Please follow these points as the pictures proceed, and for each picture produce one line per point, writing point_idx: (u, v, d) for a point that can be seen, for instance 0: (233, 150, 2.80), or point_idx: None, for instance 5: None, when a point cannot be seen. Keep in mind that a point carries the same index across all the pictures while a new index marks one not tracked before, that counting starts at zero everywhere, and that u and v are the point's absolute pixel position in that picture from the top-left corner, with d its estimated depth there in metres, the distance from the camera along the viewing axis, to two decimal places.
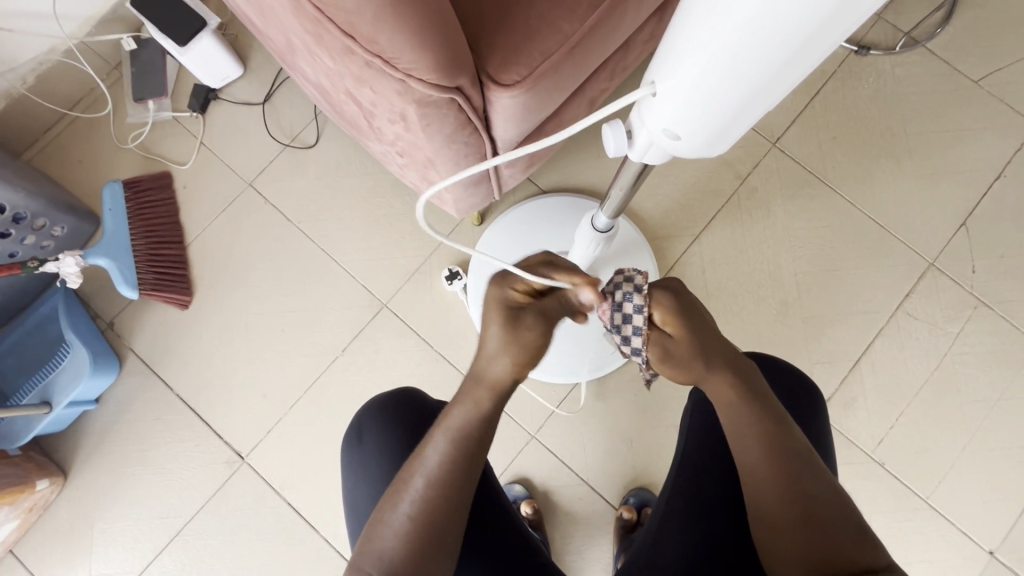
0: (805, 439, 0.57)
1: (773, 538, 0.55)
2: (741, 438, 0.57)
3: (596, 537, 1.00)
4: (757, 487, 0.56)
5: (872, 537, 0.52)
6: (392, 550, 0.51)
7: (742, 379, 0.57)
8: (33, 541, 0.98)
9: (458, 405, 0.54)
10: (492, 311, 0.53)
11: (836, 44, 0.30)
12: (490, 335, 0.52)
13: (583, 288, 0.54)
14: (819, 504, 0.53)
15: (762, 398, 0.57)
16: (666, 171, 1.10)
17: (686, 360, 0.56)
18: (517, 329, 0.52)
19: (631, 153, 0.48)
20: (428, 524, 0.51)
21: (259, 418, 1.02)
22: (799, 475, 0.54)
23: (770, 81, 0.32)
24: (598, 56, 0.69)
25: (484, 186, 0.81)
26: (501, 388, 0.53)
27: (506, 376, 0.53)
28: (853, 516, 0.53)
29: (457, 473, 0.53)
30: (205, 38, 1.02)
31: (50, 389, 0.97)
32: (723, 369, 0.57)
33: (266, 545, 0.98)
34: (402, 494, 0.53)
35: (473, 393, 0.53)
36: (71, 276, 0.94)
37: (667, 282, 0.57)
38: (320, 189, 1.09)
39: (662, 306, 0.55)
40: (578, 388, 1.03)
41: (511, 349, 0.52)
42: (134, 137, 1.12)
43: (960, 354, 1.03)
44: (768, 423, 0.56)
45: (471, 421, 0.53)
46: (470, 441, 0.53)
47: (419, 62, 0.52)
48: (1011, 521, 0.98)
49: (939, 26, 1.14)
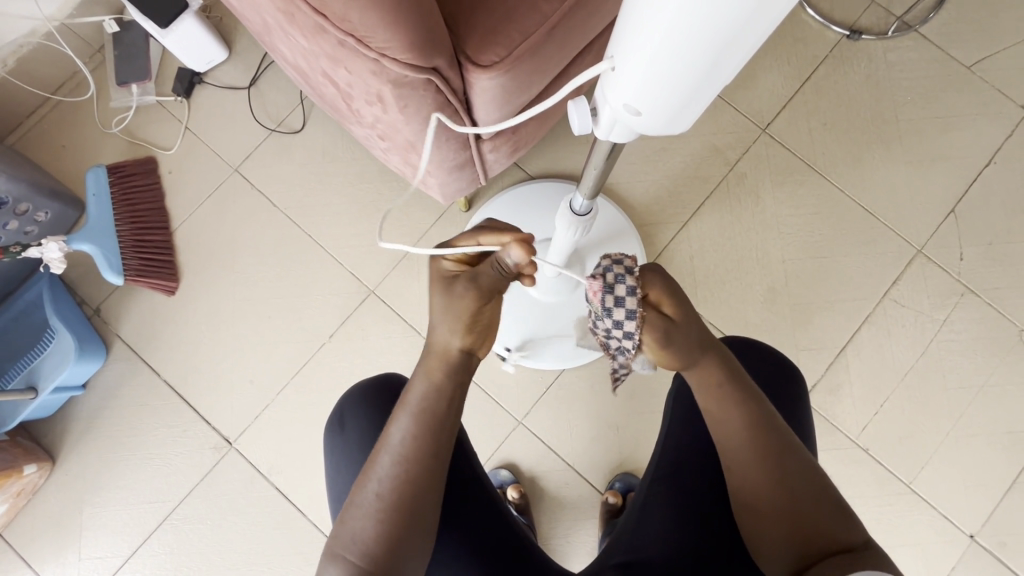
0: (781, 418, 0.57)
1: (758, 522, 0.55)
2: (724, 420, 0.56)
3: (582, 522, 1.00)
4: (739, 472, 0.56)
5: (849, 510, 0.53)
6: (365, 531, 0.51)
7: (724, 363, 0.56)
8: (22, 525, 0.99)
9: (418, 382, 0.54)
10: (434, 283, 0.55)
11: (780, 20, 0.30)
12: (432, 304, 0.53)
13: (508, 247, 0.51)
14: (797, 484, 0.53)
15: (741, 380, 0.56)
16: (655, 157, 1.09)
17: (683, 339, 0.53)
18: (452, 293, 0.52)
19: (598, 131, 0.48)
20: (393, 500, 0.51)
21: (246, 404, 1.02)
22: (776, 457, 0.54)
23: (723, 54, 0.32)
24: (580, 36, 0.68)
25: (469, 171, 0.80)
26: (453, 359, 0.53)
27: (455, 346, 0.52)
28: (832, 492, 0.53)
29: (417, 447, 0.52)
30: (188, 20, 1.00)
31: (36, 374, 0.97)
32: (711, 351, 0.55)
33: (254, 529, 0.98)
34: (370, 473, 0.53)
35: (426, 367, 0.54)
36: (55, 261, 0.93)
37: (654, 264, 0.54)
38: (306, 175, 1.09)
39: (656, 285, 0.52)
40: (566, 374, 1.04)
41: (450, 314, 0.52)
42: (117, 122, 1.11)
43: (946, 341, 1.04)
44: (745, 407, 0.55)
45: (430, 393, 0.53)
46: (430, 415, 0.53)
47: (393, 41, 0.52)
48: (993, 506, 0.99)
49: (932, 10, 1.13)
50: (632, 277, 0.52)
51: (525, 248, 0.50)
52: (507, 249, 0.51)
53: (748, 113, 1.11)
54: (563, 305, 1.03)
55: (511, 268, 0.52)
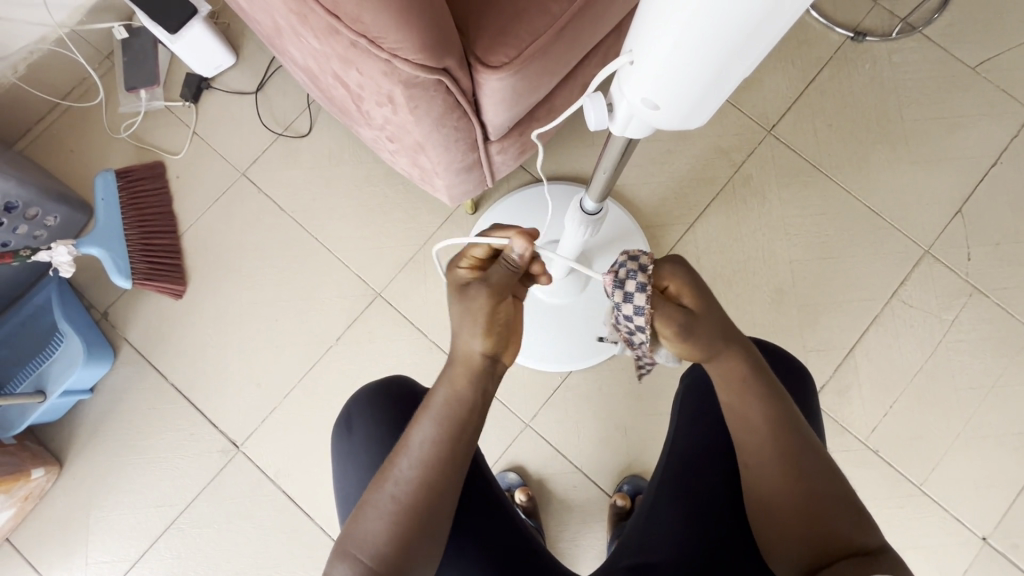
0: (802, 419, 0.56)
1: (773, 524, 0.55)
2: (742, 416, 0.55)
3: (591, 524, 1.00)
4: (756, 469, 0.56)
5: (867, 513, 0.52)
6: (378, 532, 0.51)
7: (749, 356, 0.55)
8: (29, 529, 0.99)
9: (441, 386, 0.53)
10: (452, 291, 0.55)
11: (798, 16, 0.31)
12: (451, 313, 0.54)
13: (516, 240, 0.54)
14: (816, 483, 0.53)
15: (767, 378, 0.56)
16: (661, 159, 1.10)
17: (706, 331, 0.52)
18: (467, 297, 0.53)
19: (612, 126, 0.48)
20: (411, 504, 0.52)
21: (253, 407, 1.02)
22: (795, 455, 0.54)
23: (743, 48, 0.32)
24: (588, 38, 0.68)
25: (477, 173, 0.80)
26: (476, 364, 0.52)
27: (477, 351, 0.52)
28: (849, 492, 0.53)
29: (439, 456, 0.52)
30: (196, 26, 1.01)
31: (44, 378, 0.98)
32: (734, 345, 0.54)
33: (261, 532, 0.98)
34: (387, 475, 0.53)
35: (451, 375, 0.53)
36: (64, 265, 0.94)
37: (673, 257, 0.54)
38: (313, 179, 1.09)
39: (680, 277, 0.52)
40: (573, 376, 1.03)
41: (471, 319, 0.52)
42: (126, 127, 1.11)
43: (955, 341, 1.03)
44: (770, 402, 0.55)
45: (452, 400, 0.53)
46: (452, 422, 0.53)
47: (405, 41, 0.52)
48: (1006, 508, 0.98)
49: (936, 12, 1.13)
50: (641, 272, 0.52)
51: (530, 237, 0.54)
52: (512, 244, 0.55)
53: (753, 115, 1.11)
54: (570, 308, 1.03)
55: (519, 262, 0.55)
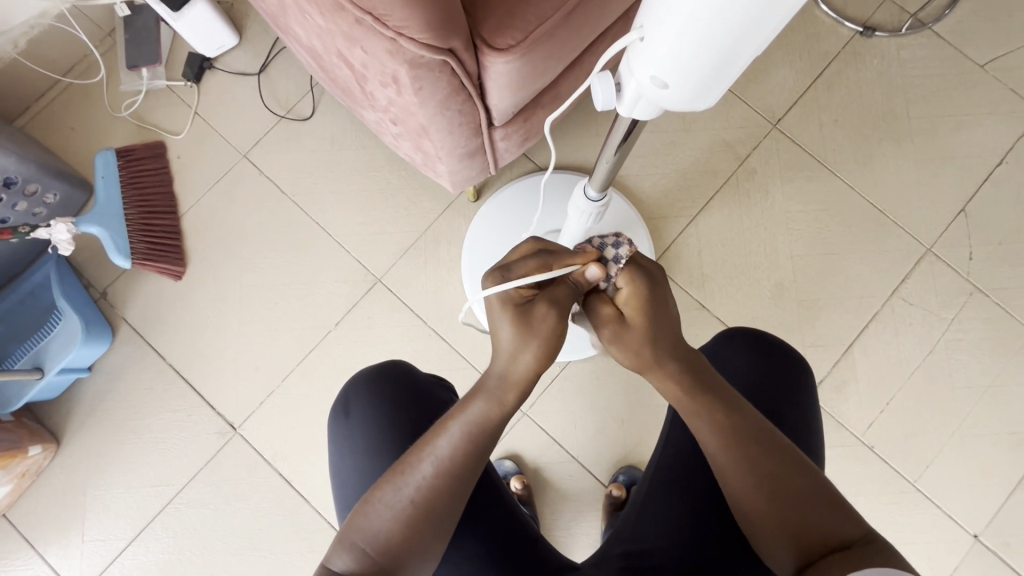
0: (759, 417, 0.56)
1: (757, 527, 0.54)
2: (697, 422, 0.56)
3: (586, 513, 1.00)
4: (725, 475, 0.55)
5: (843, 499, 0.52)
6: (389, 528, 0.52)
7: (689, 370, 0.56)
8: (25, 506, 0.99)
9: (479, 400, 0.53)
10: (503, 311, 0.54)
11: None
12: (505, 333, 0.53)
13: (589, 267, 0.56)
14: (785, 481, 0.53)
15: (716, 388, 0.56)
16: (665, 151, 1.09)
17: (637, 343, 0.54)
18: (530, 325, 0.52)
19: (620, 107, 0.48)
20: (427, 505, 0.52)
21: (250, 389, 1.02)
22: (759, 457, 0.54)
23: (763, 9, 0.31)
24: (596, 22, 0.68)
25: (480, 159, 0.80)
26: (524, 385, 0.53)
27: (526, 372, 0.53)
28: (823, 483, 0.53)
29: (463, 464, 0.53)
30: (199, 4, 1.00)
31: (42, 356, 0.98)
32: (670, 362, 0.55)
33: (255, 514, 0.98)
34: (406, 476, 0.53)
35: (495, 394, 0.53)
36: (63, 243, 0.93)
37: (650, 268, 0.57)
38: (315, 163, 1.08)
39: (635, 285, 0.55)
40: (571, 365, 1.03)
41: (530, 342, 0.52)
42: (127, 106, 1.11)
43: (953, 340, 1.03)
44: (719, 410, 0.55)
45: (490, 418, 0.53)
46: (483, 436, 0.53)
47: (411, 19, 0.51)
48: (997, 507, 0.99)
49: (946, 8, 1.12)
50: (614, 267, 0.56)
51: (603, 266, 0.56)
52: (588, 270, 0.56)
53: (759, 108, 1.10)
54: None
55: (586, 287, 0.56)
